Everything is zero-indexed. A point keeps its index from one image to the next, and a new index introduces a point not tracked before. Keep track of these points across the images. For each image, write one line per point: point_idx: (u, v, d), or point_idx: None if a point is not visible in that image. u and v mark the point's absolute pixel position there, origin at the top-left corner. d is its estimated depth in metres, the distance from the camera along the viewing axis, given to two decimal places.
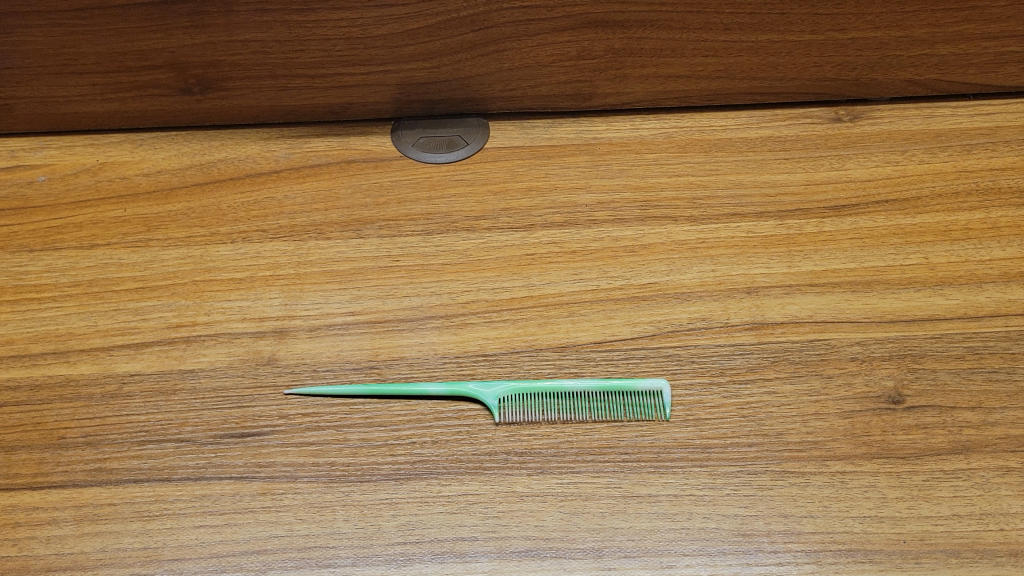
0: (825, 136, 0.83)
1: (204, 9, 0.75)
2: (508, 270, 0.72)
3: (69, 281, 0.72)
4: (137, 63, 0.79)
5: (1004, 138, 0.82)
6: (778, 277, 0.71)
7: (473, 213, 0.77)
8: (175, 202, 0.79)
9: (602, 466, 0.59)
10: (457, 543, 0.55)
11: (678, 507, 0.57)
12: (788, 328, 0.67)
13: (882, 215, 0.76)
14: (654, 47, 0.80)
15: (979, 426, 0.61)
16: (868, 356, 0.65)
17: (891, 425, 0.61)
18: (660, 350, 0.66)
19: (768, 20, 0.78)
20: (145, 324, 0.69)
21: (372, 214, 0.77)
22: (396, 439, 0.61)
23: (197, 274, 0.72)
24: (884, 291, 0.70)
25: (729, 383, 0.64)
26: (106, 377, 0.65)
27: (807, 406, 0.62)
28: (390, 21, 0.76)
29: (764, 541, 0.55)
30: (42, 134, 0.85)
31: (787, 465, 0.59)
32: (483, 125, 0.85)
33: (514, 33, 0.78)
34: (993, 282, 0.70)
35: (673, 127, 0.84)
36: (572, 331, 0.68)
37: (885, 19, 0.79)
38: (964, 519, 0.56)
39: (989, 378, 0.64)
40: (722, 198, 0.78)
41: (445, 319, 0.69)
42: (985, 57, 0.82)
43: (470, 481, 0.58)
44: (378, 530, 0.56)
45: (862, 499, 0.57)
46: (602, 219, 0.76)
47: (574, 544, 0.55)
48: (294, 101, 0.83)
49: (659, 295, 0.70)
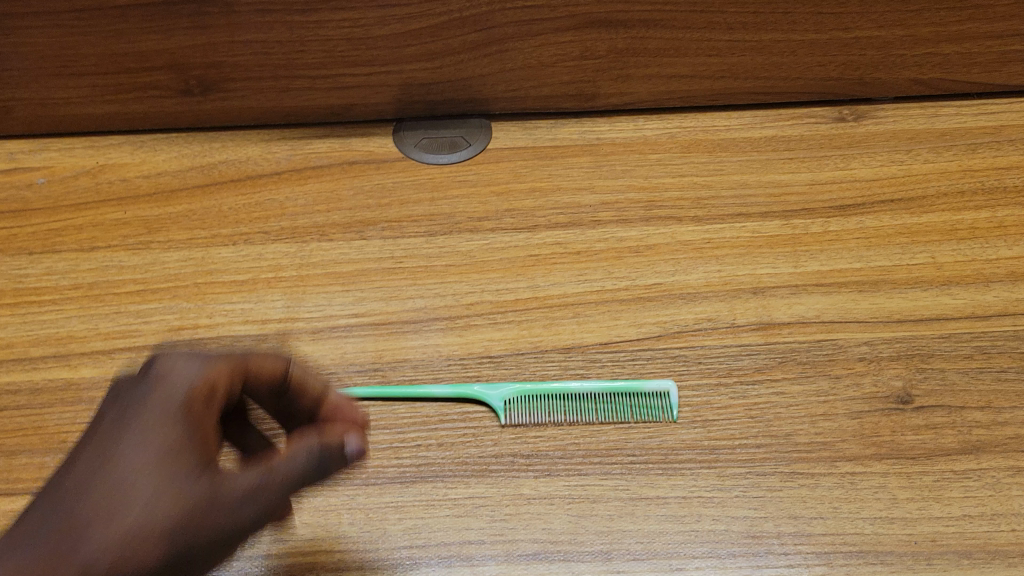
0: (829, 136, 0.83)
1: (204, 9, 0.74)
2: (512, 272, 0.72)
3: (69, 284, 0.71)
4: (137, 64, 0.78)
5: (1008, 138, 0.81)
6: (784, 277, 0.71)
7: (476, 214, 0.76)
8: (175, 205, 0.78)
9: (609, 468, 0.59)
10: (464, 546, 0.55)
11: (687, 510, 0.56)
12: (795, 328, 0.67)
13: (887, 214, 0.75)
14: (657, 47, 0.79)
15: (989, 425, 0.60)
16: (876, 356, 0.65)
17: (901, 425, 0.60)
18: (666, 351, 0.66)
19: (771, 20, 0.77)
20: (146, 326, 0.68)
21: (375, 216, 0.76)
22: (401, 442, 0.60)
23: (199, 276, 0.72)
24: (891, 291, 0.69)
25: (736, 383, 0.63)
26: (108, 381, 0.64)
27: (816, 407, 0.62)
28: (393, 22, 0.75)
29: (774, 543, 0.54)
30: (41, 136, 0.85)
31: (796, 466, 0.58)
32: (486, 126, 0.84)
33: (517, 34, 0.77)
34: (1000, 281, 0.70)
35: (676, 128, 0.84)
36: (577, 333, 0.67)
37: (889, 18, 0.78)
38: (975, 519, 0.55)
39: (998, 377, 0.63)
40: (726, 199, 0.77)
41: (449, 320, 0.68)
42: (989, 56, 0.81)
43: (476, 484, 0.58)
44: (383, 534, 0.55)
45: (872, 500, 0.56)
46: (607, 220, 0.76)
47: (582, 546, 0.54)
48: (295, 102, 0.82)
49: (664, 296, 0.69)
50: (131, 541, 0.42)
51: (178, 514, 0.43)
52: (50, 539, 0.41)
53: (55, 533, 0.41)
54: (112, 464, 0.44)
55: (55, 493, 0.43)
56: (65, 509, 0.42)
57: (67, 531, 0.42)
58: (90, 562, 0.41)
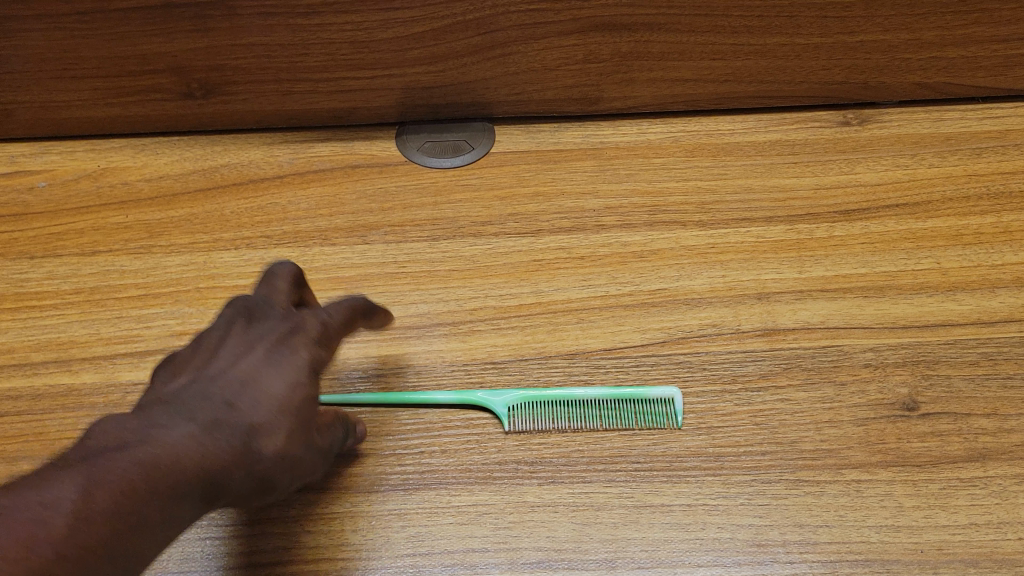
0: (834, 140, 0.82)
1: (205, 12, 0.73)
2: (516, 277, 0.71)
3: (70, 288, 0.71)
4: (138, 67, 0.78)
5: (1014, 142, 0.81)
6: (789, 282, 0.70)
7: (479, 218, 0.76)
8: (177, 208, 0.78)
9: (613, 475, 0.58)
10: (467, 554, 0.54)
11: (692, 518, 0.56)
12: (800, 335, 0.66)
13: (892, 219, 0.75)
14: (661, 51, 0.79)
15: (995, 433, 0.60)
16: (882, 362, 0.64)
17: (907, 432, 0.60)
18: (671, 357, 0.65)
19: (776, 23, 0.77)
20: (147, 331, 0.68)
21: (377, 220, 0.76)
22: (404, 449, 0.60)
23: (201, 280, 0.71)
24: (896, 297, 0.69)
25: (741, 390, 0.63)
26: (109, 387, 0.64)
27: (821, 414, 0.61)
28: (396, 25, 0.75)
29: (779, 551, 0.54)
30: (42, 139, 0.84)
31: (801, 474, 0.58)
32: (489, 130, 0.84)
33: (521, 37, 0.77)
34: (1006, 287, 0.69)
35: (680, 132, 0.84)
36: (581, 339, 0.67)
37: (895, 21, 0.77)
38: (982, 528, 0.55)
39: (1004, 385, 0.63)
40: (731, 203, 0.77)
41: (452, 325, 0.68)
42: (995, 60, 0.81)
43: (480, 492, 0.58)
44: (387, 541, 0.55)
45: (878, 508, 0.56)
46: (610, 224, 0.75)
47: (587, 555, 0.54)
48: (297, 106, 0.82)
49: (669, 301, 0.69)
50: (281, 445, 0.52)
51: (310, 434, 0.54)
52: (215, 427, 0.49)
53: (220, 424, 0.50)
54: (263, 381, 0.53)
55: (208, 392, 0.52)
56: (223, 410, 0.51)
57: (228, 426, 0.50)
58: (248, 458, 0.50)
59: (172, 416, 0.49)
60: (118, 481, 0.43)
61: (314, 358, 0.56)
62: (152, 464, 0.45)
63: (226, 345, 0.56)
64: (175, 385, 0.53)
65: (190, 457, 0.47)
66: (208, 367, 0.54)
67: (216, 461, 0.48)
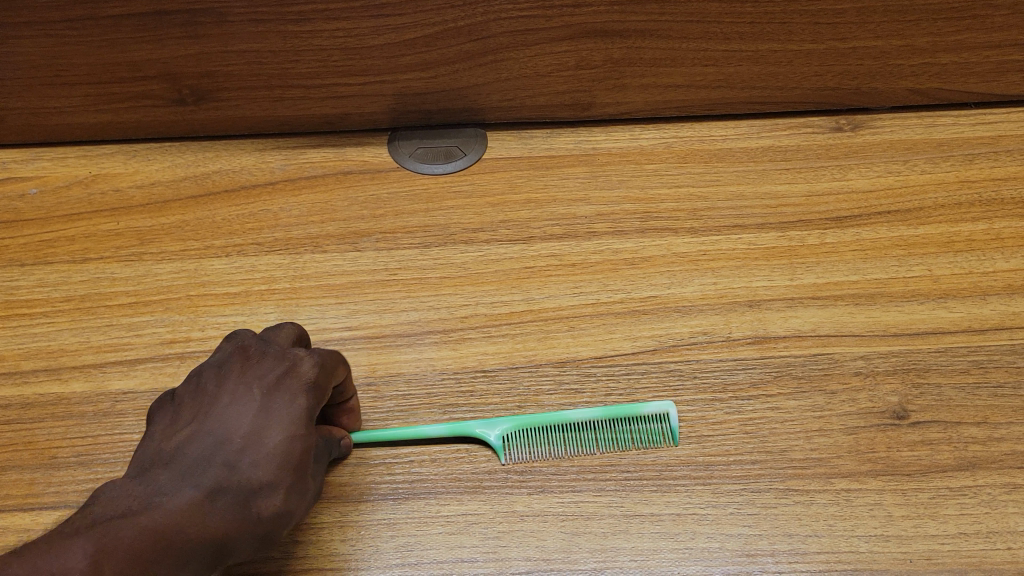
0: (826, 146, 0.82)
1: (196, 19, 0.73)
2: (507, 284, 0.71)
3: (60, 296, 0.71)
4: (129, 74, 0.77)
5: (1006, 148, 0.81)
6: (780, 289, 0.70)
7: (471, 225, 0.76)
8: (168, 215, 0.77)
9: (603, 485, 0.58)
10: (456, 565, 0.54)
11: (681, 527, 0.56)
12: (791, 342, 0.66)
13: (884, 226, 0.75)
14: (653, 57, 0.79)
15: (985, 441, 0.60)
16: (872, 370, 0.64)
17: (896, 441, 0.60)
18: (661, 365, 0.65)
19: (768, 30, 0.76)
20: (138, 340, 0.68)
21: (369, 227, 0.76)
22: (393, 458, 0.60)
23: (191, 288, 0.71)
24: (887, 304, 0.69)
25: (731, 399, 0.63)
26: (99, 396, 0.64)
27: (811, 422, 0.61)
28: (387, 32, 0.74)
29: (768, 561, 0.54)
30: (34, 144, 0.84)
31: (791, 483, 0.58)
32: (481, 135, 0.84)
33: (512, 44, 0.76)
34: (996, 294, 0.69)
35: (673, 138, 0.84)
36: (572, 346, 0.67)
37: (887, 28, 0.77)
38: (971, 537, 0.55)
39: (994, 393, 0.63)
40: (723, 210, 0.77)
41: (443, 333, 0.68)
42: (988, 66, 0.81)
43: (469, 501, 0.58)
44: (375, 552, 0.55)
45: (867, 517, 0.56)
46: (602, 231, 0.75)
47: (576, 565, 0.54)
48: (289, 112, 0.82)
49: (659, 309, 0.69)
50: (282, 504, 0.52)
51: (309, 489, 0.54)
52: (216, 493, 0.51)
53: (220, 489, 0.51)
54: (263, 435, 0.53)
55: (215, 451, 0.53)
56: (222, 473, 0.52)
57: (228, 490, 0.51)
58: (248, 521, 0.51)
59: (176, 481, 0.51)
60: (123, 554, 0.46)
61: (311, 403, 0.55)
62: (155, 534, 0.48)
63: (226, 393, 0.56)
64: (180, 437, 0.54)
65: (191, 525, 0.49)
66: (210, 417, 0.55)
67: (216, 528, 0.49)
